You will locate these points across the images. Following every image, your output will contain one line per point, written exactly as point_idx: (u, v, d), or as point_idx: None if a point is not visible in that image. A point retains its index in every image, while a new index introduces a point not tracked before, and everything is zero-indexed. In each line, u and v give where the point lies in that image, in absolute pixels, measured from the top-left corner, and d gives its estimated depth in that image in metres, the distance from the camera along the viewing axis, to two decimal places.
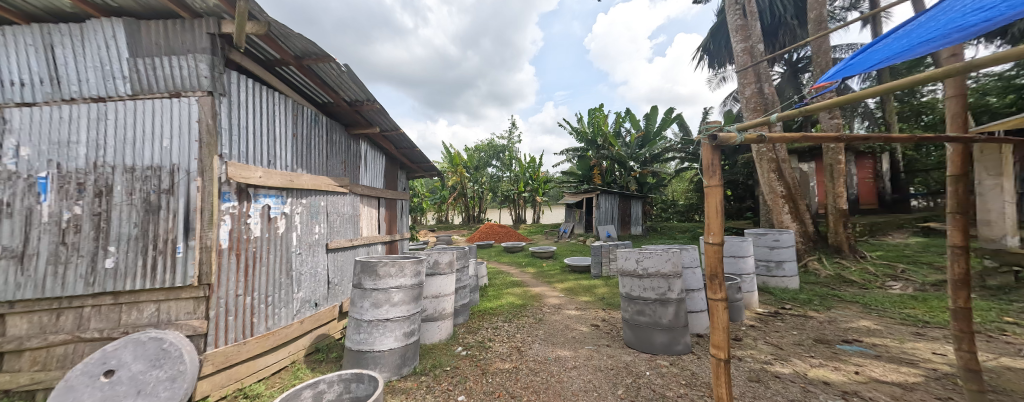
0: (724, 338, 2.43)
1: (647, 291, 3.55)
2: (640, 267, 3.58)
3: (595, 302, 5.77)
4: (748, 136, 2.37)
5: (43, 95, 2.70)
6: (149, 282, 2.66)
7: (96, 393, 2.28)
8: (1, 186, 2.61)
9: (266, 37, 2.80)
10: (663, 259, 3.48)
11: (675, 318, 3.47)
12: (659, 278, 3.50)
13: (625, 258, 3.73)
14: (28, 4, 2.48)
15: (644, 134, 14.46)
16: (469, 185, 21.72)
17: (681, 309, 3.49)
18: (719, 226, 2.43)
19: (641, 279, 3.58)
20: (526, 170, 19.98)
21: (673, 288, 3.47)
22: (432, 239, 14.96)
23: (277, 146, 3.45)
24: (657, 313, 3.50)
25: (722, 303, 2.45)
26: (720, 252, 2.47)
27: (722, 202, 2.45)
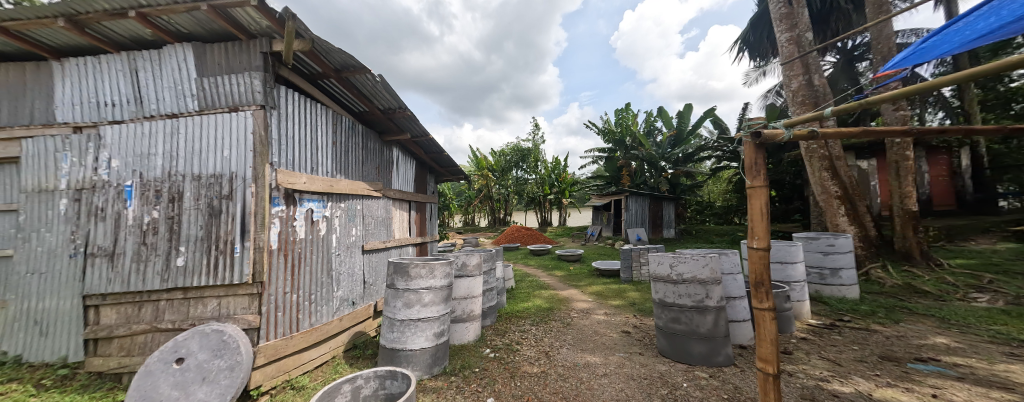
0: (773, 351, 2.34)
1: (683, 297, 3.39)
2: (675, 272, 3.42)
3: (625, 307, 5.61)
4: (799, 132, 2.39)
5: (129, 113, 3.13)
6: (211, 279, 2.98)
7: (170, 378, 2.61)
8: (97, 194, 3.07)
9: (310, 53, 3.07)
10: (699, 264, 3.30)
11: (716, 328, 3.28)
12: (695, 285, 3.32)
13: (657, 263, 3.59)
14: (118, 34, 2.92)
15: (677, 133, 13.88)
16: (496, 189, 21.89)
17: (721, 317, 3.30)
18: (764, 230, 2.35)
19: (676, 285, 3.42)
20: (551, 172, 19.98)
21: (712, 295, 3.28)
22: (460, 241, 15.25)
23: (319, 153, 3.72)
24: (695, 321, 3.33)
25: (771, 314, 2.39)
26: (767, 257, 2.38)
27: (767, 204, 2.38)
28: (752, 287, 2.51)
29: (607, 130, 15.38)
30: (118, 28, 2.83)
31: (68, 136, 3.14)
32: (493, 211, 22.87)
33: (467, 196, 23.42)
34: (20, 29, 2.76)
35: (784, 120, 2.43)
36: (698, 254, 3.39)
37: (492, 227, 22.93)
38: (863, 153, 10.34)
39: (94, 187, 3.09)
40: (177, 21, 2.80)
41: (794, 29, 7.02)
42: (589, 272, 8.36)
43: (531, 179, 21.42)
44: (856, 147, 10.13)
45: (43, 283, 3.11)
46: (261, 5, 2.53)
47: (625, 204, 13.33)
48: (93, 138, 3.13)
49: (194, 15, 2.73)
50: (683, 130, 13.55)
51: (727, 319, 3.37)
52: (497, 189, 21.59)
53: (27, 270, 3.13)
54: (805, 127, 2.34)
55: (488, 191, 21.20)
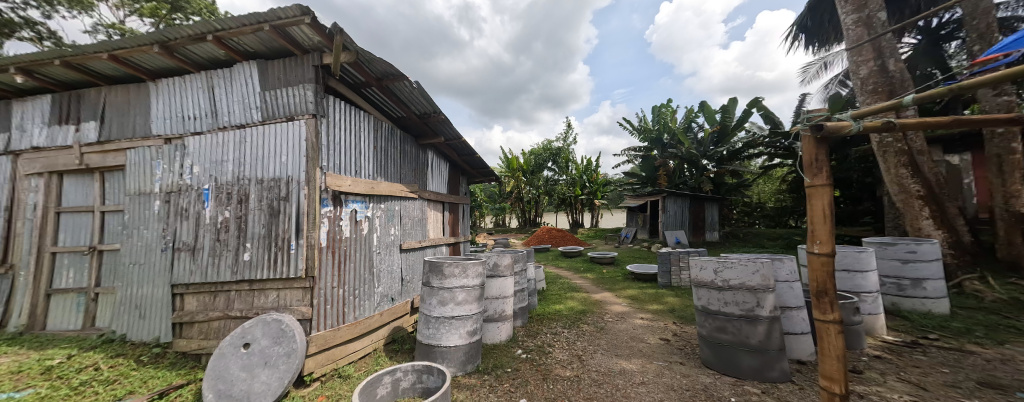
0: (839, 368, 2.15)
1: (729, 305, 3.16)
2: (720, 278, 3.20)
3: (664, 313, 5.35)
4: (871, 124, 2.16)
5: (206, 124, 3.58)
6: (271, 272, 3.31)
7: (240, 361, 2.94)
8: (183, 196, 3.55)
9: (355, 64, 3.32)
10: (749, 271, 3.05)
11: (769, 340, 3.01)
12: (744, 292, 3.08)
13: (699, 267, 3.39)
14: (199, 56, 3.35)
15: (721, 129, 12.89)
16: (526, 190, 21.72)
17: (776, 329, 3.02)
18: (827, 234, 2.14)
19: (721, 292, 3.20)
20: (583, 173, 19.63)
21: (763, 305, 3.02)
22: (490, 242, 15.36)
23: (362, 158, 4.00)
24: (744, 331, 3.09)
25: (836, 327, 2.17)
26: (831, 264, 2.17)
27: (831, 205, 2.16)
28: (814, 297, 2.30)
29: (644, 128, 14.78)
30: (199, 50, 3.26)
31: (161, 147, 3.67)
32: (524, 211, 22.86)
33: (498, 197, 23.64)
34: (126, 55, 3.28)
35: (852, 111, 2.27)
36: (747, 260, 3.13)
37: (523, 229, 22.92)
38: (953, 146, 8.95)
39: (180, 190, 3.57)
40: (245, 42, 3.16)
41: (864, 9, 6.28)
42: (623, 275, 8.07)
43: (562, 180, 21.11)
44: (945, 139, 8.78)
45: (142, 273, 3.65)
46: (314, 22, 2.78)
47: (663, 205, 12.73)
48: (180, 147, 3.62)
49: (259, 35, 3.07)
50: (728, 125, 12.62)
51: (783, 332, 3.08)
52: (528, 190, 21.42)
53: (130, 262, 3.69)
54: (880, 117, 2.09)
55: (519, 192, 21.19)
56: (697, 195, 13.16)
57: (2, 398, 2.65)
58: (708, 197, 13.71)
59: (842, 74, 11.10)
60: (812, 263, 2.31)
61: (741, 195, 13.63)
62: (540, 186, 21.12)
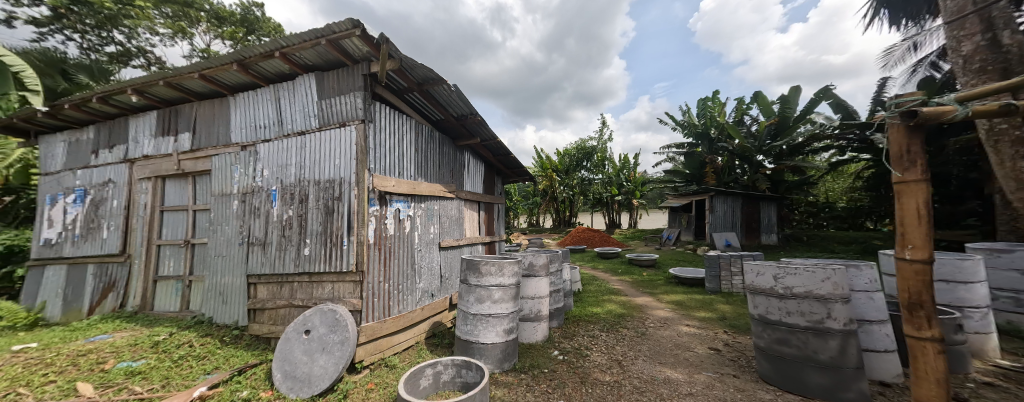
0: (939, 393, 1.88)
1: (793, 315, 2.82)
2: (781, 285, 2.87)
3: (713, 321, 4.99)
4: (988, 109, 1.81)
5: (274, 132, 4.03)
6: (327, 266, 3.64)
7: (302, 345, 3.26)
8: (255, 197, 4.03)
9: (399, 70, 3.54)
10: (816, 277, 2.71)
11: (843, 357, 2.64)
12: (812, 301, 2.73)
13: (754, 272, 3.09)
14: (269, 70, 3.78)
15: (779, 121, 11.70)
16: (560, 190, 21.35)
17: (852, 345, 2.64)
18: (923, 240, 1.86)
19: (783, 301, 2.88)
20: (620, 171, 18.95)
21: (835, 316, 2.65)
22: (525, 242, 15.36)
23: (404, 160, 4.24)
24: (810, 345, 2.75)
25: (935, 346, 1.89)
26: (928, 274, 1.88)
27: (929, 205, 1.85)
28: (905, 310, 2.02)
29: (688, 123, 13.87)
30: (269, 66, 3.68)
31: (238, 153, 4.19)
32: (559, 211, 22.56)
33: (532, 197, 23.59)
34: (211, 74, 3.81)
35: (959, 93, 1.92)
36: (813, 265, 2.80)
37: (558, 229, 22.64)
38: None
39: (253, 191, 4.06)
40: (305, 55, 3.51)
41: None
42: (665, 279, 7.65)
43: (598, 179, 20.52)
44: None
45: (224, 264, 4.20)
46: (363, 33, 3.01)
47: (710, 206, 11.98)
48: (253, 153, 4.11)
49: (317, 49, 3.39)
50: (789, 116, 11.36)
51: (860, 348, 2.69)
52: (563, 190, 21.06)
53: (214, 254, 4.26)
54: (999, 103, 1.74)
55: (552, 193, 20.93)
56: (750, 195, 12.14)
57: (124, 366, 3.28)
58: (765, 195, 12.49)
59: (936, 53, 9.44)
60: (901, 271, 2.02)
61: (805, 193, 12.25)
62: (574, 186, 20.84)
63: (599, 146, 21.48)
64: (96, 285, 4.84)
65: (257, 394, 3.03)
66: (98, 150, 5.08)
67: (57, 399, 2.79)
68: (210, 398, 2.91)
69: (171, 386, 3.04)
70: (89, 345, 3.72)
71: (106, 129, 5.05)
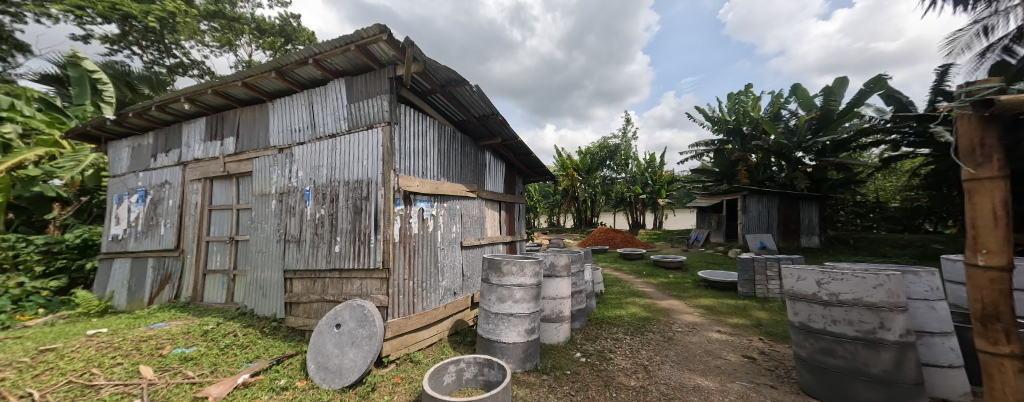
0: None
1: (840, 324, 2.57)
2: (825, 291, 2.62)
3: (747, 328, 4.72)
4: None
5: (307, 136, 4.27)
6: (356, 263, 3.79)
7: (334, 338, 3.42)
8: (291, 196, 4.28)
9: (423, 72, 3.63)
10: (867, 284, 2.45)
11: (899, 371, 2.38)
12: (862, 310, 2.47)
13: (792, 276, 2.85)
14: (303, 76, 4.00)
15: (822, 115, 10.86)
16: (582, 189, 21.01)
17: (909, 358, 2.38)
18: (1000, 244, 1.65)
19: (827, 308, 2.63)
20: (645, 170, 18.39)
21: (890, 327, 2.39)
22: (546, 242, 15.27)
23: (428, 160, 4.34)
24: (860, 357, 2.50)
25: (1014, 363, 1.68)
26: (1005, 282, 1.67)
27: (1003, 207, 1.64)
28: (979, 322, 1.81)
29: (718, 119, 13.12)
30: (303, 72, 3.90)
31: (276, 156, 4.47)
32: (580, 210, 22.20)
33: (552, 196, 23.34)
34: (253, 82, 4.09)
35: None
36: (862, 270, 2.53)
37: (579, 229, 22.30)
38: None
39: (289, 191, 4.31)
40: (336, 61, 3.68)
41: None
42: (692, 282, 7.34)
43: (621, 178, 20.03)
44: None
45: (264, 259, 4.49)
46: (389, 38, 3.12)
47: (743, 205, 11.45)
48: (289, 156, 4.37)
49: (346, 54, 3.55)
50: (833, 110, 10.55)
51: (919, 361, 2.42)
52: (584, 189, 20.73)
53: (255, 250, 4.56)
54: None
55: (573, 192, 20.61)
56: (788, 194, 11.52)
57: (179, 352, 3.59)
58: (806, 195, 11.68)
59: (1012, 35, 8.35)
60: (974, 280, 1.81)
61: (852, 193, 11.30)
62: (596, 185, 20.38)
63: (622, 145, 20.98)
64: (155, 277, 5.33)
65: (293, 383, 3.21)
66: (156, 154, 5.59)
67: (124, 380, 3.11)
68: (252, 384, 3.13)
69: (218, 373, 3.30)
70: (149, 332, 4.10)
71: (163, 135, 5.54)
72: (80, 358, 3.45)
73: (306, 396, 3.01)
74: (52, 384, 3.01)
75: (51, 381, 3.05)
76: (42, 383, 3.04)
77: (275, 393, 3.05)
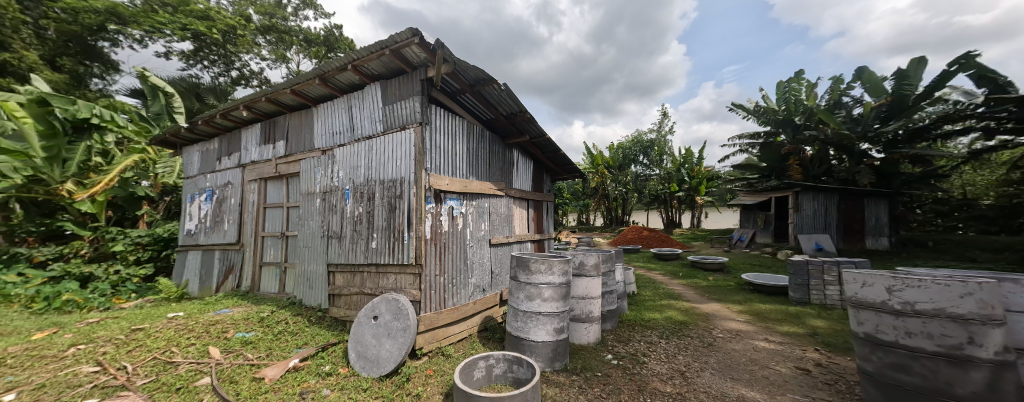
0: None
1: (916, 337, 2.20)
2: (896, 300, 2.28)
3: (801, 337, 4.31)
4: None
5: (347, 138, 4.52)
6: (391, 258, 3.97)
7: (371, 329, 3.60)
8: (333, 195, 4.57)
9: (453, 73, 3.70)
10: (951, 291, 2.08)
11: (994, 395, 1.97)
12: (945, 321, 2.09)
13: (855, 281, 2.52)
14: (344, 82, 4.25)
15: (896, 101, 9.56)
16: (612, 186, 20.39)
17: (1007, 380, 1.96)
18: None
19: (898, 318, 2.28)
20: (681, 166, 17.47)
21: (982, 343, 2.00)
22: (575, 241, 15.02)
23: (457, 159, 4.42)
24: (941, 375, 2.11)
25: None
26: None
27: None
28: None
29: (765, 110, 11.91)
30: (343, 78, 4.15)
31: (319, 157, 4.78)
32: (611, 208, 21.56)
33: (582, 194, 22.87)
34: (300, 89, 4.42)
35: None
36: (945, 277, 2.17)
37: (611, 227, 21.69)
38: None
39: (332, 190, 4.60)
40: (372, 66, 3.87)
41: None
42: (735, 285, 6.85)
43: (656, 175, 19.18)
44: None
45: (310, 253, 4.85)
46: (421, 41, 3.21)
47: (795, 203, 10.91)
48: (331, 157, 4.66)
49: (381, 59, 3.71)
50: (908, 96, 9.26)
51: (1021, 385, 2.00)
52: (615, 186, 20.12)
53: (303, 244, 4.93)
54: None
55: (604, 189, 20.06)
56: (849, 192, 10.62)
57: (241, 336, 4.00)
58: (873, 191, 10.44)
59: None
60: None
61: (931, 189, 9.86)
62: (628, 182, 19.71)
63: (656, 139, 20.08)
64: (221, 267, 5.95)
65: (337, 369, 3.45)
66: (221, 158, 6.23)
67: (197, 358, 3.52)
68: (301, 368, 3.40)
69: (272, 356, 3.62)
70: (217, 316, 4.60)
71: (226, 140, 6.16)
72: (163, 337, 3.95)
73: (348, 382, 3.21)
74: (141, 359, 3.48)
75: (141, 357, 3.53)
76: (134, 357, 3.52)
77: (321, 378, 3.29)
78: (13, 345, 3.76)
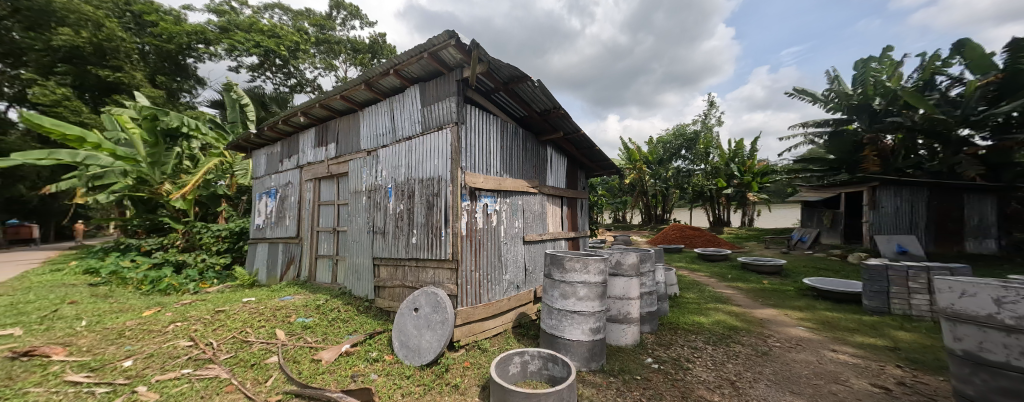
0: None
1: None
2: (1007, 314, 1.94)
3: (879, 350, 3.78)
4: None
5: (389, 139, 4.77)
6: (429, 253, 4.14)
7: (412, 320, 3.78)
8: (378, 193, 4.86)
9: (487, 72, 3.73)
10: None
11: None
12: None
13: (952, 290, 2.20)
14: (386, 86, 4.48)
15: (1009, 77, 7.96)
16: (651, 182, 19.41)
17: None
18: None
19: (1008, 336, 1.94)
20: (730, 159, 16.16)
21: None
22: (612, 239, 14.57)
23: (491, 157, 4.48)
24: None
25: None
26: None
27: None
28: None
29: (837, 94, 10.58)
30: (386, 83, 4.38)
31: (365, 158, 5.10)
32: (650, 206, 20.61)
33: (619, 191, 22.09)
34: (348, 95, 4.73)
35: None
36: None
37: (649, 225, 20.75)
38: None
39: (376, 189, 4.89)
40: (412, 70, 4.04)
41: None
42: (795, 290, 6.19)
43: (700, 170, 17.95)
44: None
45: (358, 247, 5.20)
46: (457, 43, 3.28)
47: (872, 199, 9.22)
48: (375, 157, 4.95)
49: (421, 63, 3.86)
50: None
51: None
52: (654, 183, 19.11)
53: (352, 239, 5.30)
54: None
55: (642, 186, 19.21)
56: (941, 186, 9.02)
57: (301, 321, 4.42)
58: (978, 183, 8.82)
59: None
60: None
61: None
62: (669, 178, 18.67)
63: (701, 131, 18.77)
64: (284, 258, 6.62)
65: (383, 356, 3.69)
66: (283, 160, 6.89)
67: (266, 339, 3.96)
68: (352, 353, 3.68)
69: (328, 340, 3.96)
70: (281, 302, 5.12)
71: (287, 144, 6.80)
72: (239, 319, 4.50)
73: (393, 369, 3.42)
74: (223, 337, 3.99)
75: (223, 335, 4.05)
76: (218, 335, 4.06)
77: (369, 363, 3.53)
78: (129, 320, 4.50)
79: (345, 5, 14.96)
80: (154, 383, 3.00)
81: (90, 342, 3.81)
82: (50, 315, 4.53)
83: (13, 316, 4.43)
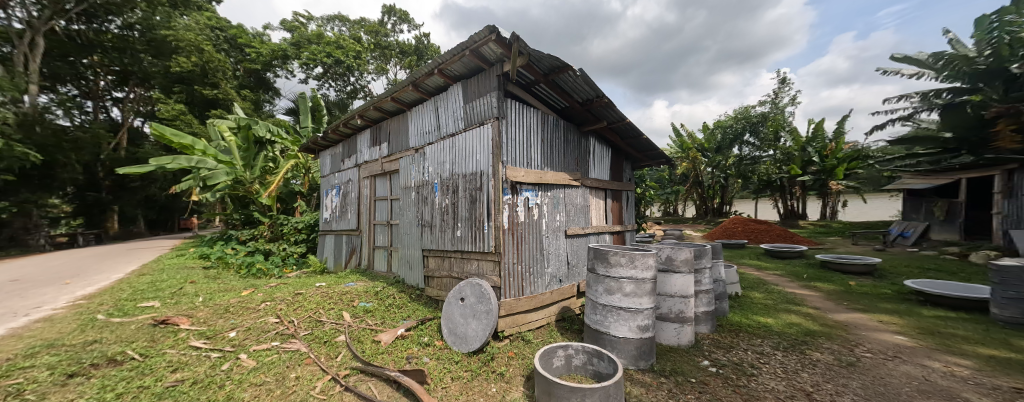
0: None
1: None
2: None
3: (1018, 368, 3.03)
4: None
5: (434, 137, 4.94)
6: (473, 246, 4.24)
7: (459, 309, 3.92)
8: (425, 188, 5.07)
9: (527, 65, 3.65)
10: None
11: None
12: None
13: None
14: (431, 85, 4.62)
15: None
16: (708, 172, 17.83)
17: None
18: None
19: None
20: (809, 142, 14.13)
21: None
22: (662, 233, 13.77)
23: (533, 151, 4.42)
24: None
25: None
26: None
27: None
28: None
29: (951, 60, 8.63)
30: (431, 82, 4.52)
31: (413, 155, 5.35)
32: (707, 197, 18.99)
33: (671, 181, 20.71)
34: (398, 96, 4.98)
35: None
36: None
37: (706, 218, 19.17)
38: None
39: (424, 184, 5.11)
40: (455, 68, 4.10)
41: None
42: (894, 294, 5.23)
43: (769, 156, 16.05)
44: None
45: (408, 239, 5.52)
46: (497, 37, 3.25)
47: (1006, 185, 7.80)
48: (422, 155, 5.16)
49: (464, 60, 3.90)
50: None
51: None
52: (711, 171, 17.49)
53: (404, 231, 5.64)
54: None
55: (698, 175, 17.75)
56: None
57: (363, 305, 4.84)
58: None
59: None
60: None
61: None
62: (729, 166, 17.00)
63: (771, 111, 16.67)
64: (347, 248, 7.30)
65: (433, 341, 3.89)
66: (344, 160, 7.55)
67: (335, 320, 4.42)
68: (406, 337, 3.94)
69: (385, 324, 4.29)
70: (346, 288, 5.67)
71: (347, 145, 7.41)
72: (314, 301, 5.07)
73: (443, 353, 3.59)
74: (302, 316, 4.54)
75: (302, 314, 4.62)
76: (298, 314, 4.63)
77: (422, 347, 3.76)
78: (232, 298, 5.34)
79: (395, 11, 15.78)
80: (252, 352, 3.51)
81: (205, 315, 4.59)
82: (177, 292, 5.55)
83: (152, 291, 5.51)
